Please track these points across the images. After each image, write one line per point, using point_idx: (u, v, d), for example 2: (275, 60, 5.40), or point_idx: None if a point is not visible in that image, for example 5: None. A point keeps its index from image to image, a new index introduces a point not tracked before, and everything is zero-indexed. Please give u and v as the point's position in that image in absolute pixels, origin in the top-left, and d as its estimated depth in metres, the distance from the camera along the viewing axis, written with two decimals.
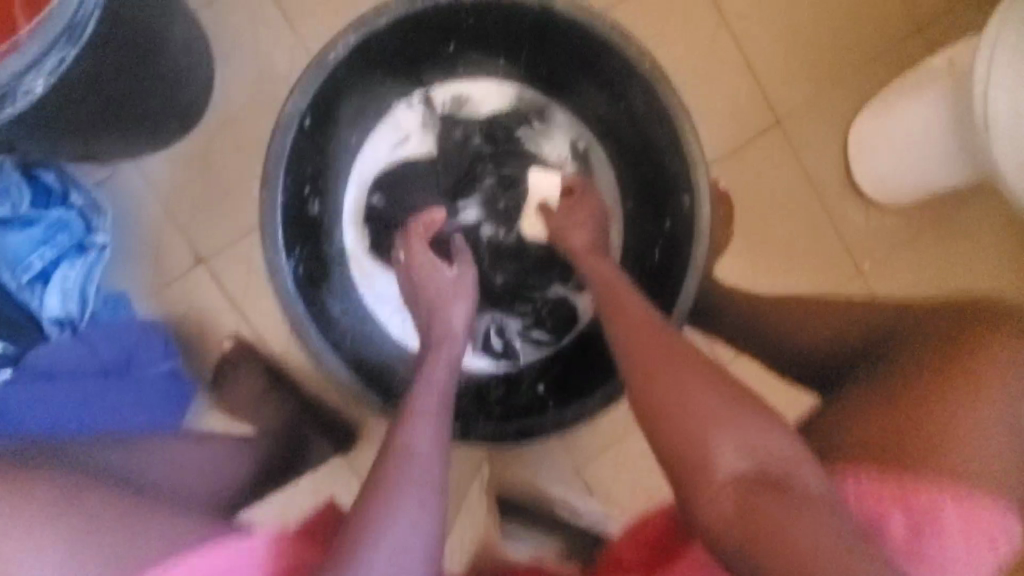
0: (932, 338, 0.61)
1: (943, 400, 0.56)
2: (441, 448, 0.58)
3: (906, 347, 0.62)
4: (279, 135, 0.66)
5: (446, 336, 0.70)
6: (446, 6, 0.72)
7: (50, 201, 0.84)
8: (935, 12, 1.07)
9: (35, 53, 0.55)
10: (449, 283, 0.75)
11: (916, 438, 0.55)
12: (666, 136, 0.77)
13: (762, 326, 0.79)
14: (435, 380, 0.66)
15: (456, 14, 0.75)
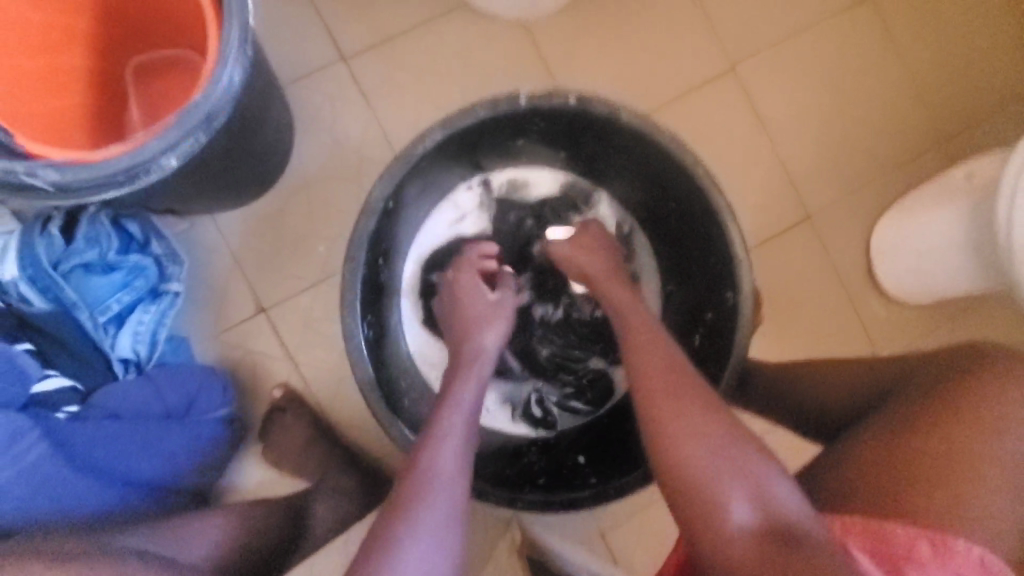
0: (928, 391, 0.62)
1: (948, 466, 0.56)
2: (468, 449, 0.66)
3: (900, 398, 0.64)
4: (365, 217, 0.73)
5: (477, 358, 0.77)
6: (522, 111, 0.79)
7: (131, 247, 0.89)
8: (953, 128, 1.16)
9: (175, 138, 0.58)
10: (486, 304, 0.83)
11: (901, 487, 0.57)
12: (714, 235, 0.82)
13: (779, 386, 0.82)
14: (468, 382, 0.73)
15: (528, 117, 0.82)
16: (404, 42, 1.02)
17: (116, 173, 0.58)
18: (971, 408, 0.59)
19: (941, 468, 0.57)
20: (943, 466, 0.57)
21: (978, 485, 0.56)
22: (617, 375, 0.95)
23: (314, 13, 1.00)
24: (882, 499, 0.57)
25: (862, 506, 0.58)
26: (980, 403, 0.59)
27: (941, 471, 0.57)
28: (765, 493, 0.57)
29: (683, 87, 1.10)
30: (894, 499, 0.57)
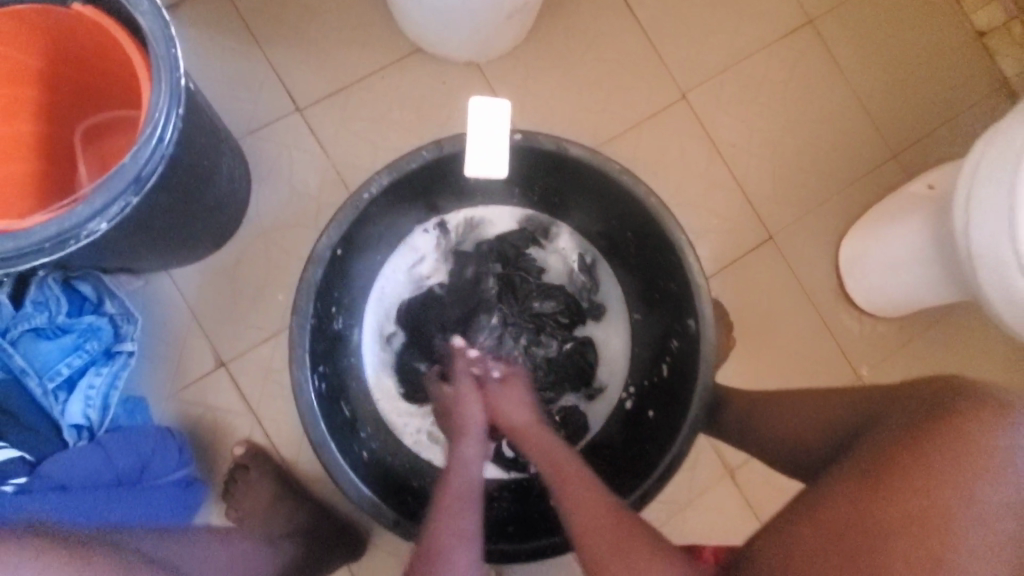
0: (911, 421, 0.61)
1: (931, 479, 0.56)
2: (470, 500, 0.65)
3: (884, 434, 0.62)
4: (312, 267, 0.71)
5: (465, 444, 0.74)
6: (453, 156, 0.78)
7: (83, 309, 0.87)
8: (907, 141, 1.18)
9: (101, 201, 0.57)
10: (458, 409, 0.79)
11: (891, 512, 0.56)
12: (675, 266, 0.82)
13: (753, 419, 0.82)
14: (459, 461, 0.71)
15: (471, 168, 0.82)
16: (359, 89, 1.03)
17: (43, 241, 0.56)
18: (963, 434, 0.57)
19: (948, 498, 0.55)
20: (927, 521, 0.54)
21: (987, 501, 0.55)
22: (590, 410, 0.95)
23: (268, 65, 1.01)
24: (871, 514, 0.56)
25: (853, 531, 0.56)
26: (971, 430, 0.57)
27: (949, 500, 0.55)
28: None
29: (638, 116, 1.11)
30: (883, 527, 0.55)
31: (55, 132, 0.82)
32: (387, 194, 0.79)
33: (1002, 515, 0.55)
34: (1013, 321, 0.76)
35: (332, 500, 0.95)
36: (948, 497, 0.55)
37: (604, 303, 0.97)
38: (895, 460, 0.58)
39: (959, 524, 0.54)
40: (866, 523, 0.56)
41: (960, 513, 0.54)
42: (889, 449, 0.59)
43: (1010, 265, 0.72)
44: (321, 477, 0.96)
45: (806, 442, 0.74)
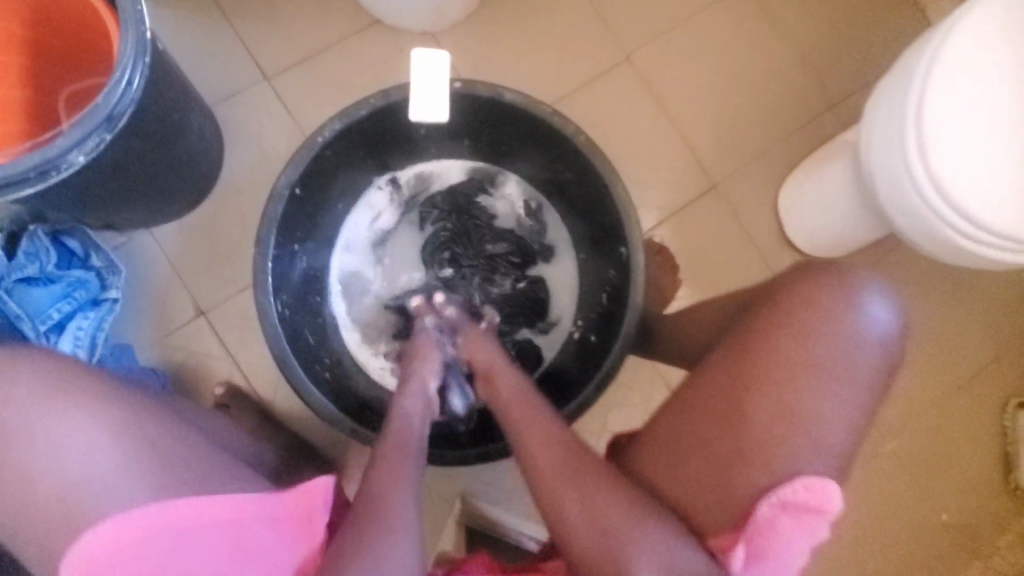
0: (763, 302, 0.76)
1: (778, 344, 0.71)
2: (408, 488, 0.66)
3: (744, 317, 0.77)
4: (272, 204, 0.79)
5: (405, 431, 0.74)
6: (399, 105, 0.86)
7: (71, 263, 0.95)
8: (842, 93, 1.26)
9: (77, 136, 0.65)
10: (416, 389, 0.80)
11: (748, 377, 0.71)
12: (608, 199, 0.90)
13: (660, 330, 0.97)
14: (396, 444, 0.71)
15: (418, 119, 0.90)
16: (322, 58, 1.11)
17: (28, 170, 0.64)
18: (802, 304, 0.72)
19: (790, 353, 0.71)
20: (782, 378, 0.70)
21: (820, 351, 0.71)
22: (543, 342, 1.03)
23: (236, 38, 1.09)
24: (735, 385, 0.71)
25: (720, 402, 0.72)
26: (806, 300, 0.72)
27: (791, 354, 0.71)
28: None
29: (585, 78, 1.20)
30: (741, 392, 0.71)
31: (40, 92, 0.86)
32: (340, 144, 0.88)
33: (834, 358, 0.70)
34: (912, 234, 0.86)
35: (307, 434, 1.03)
36: (789, 352, 0.71)
37: (554, 244, 1.06)
38: (751, 336, 0.73)
39: (803, 370, 0.70)
40: (736, 387, 0.71)
41: (801, 363, 0.70)
42: (747, 329, 0.74)
43: (903, 181, 0.81)
44: (296, 413, 1.04)
45: (712, 338, 0.85)
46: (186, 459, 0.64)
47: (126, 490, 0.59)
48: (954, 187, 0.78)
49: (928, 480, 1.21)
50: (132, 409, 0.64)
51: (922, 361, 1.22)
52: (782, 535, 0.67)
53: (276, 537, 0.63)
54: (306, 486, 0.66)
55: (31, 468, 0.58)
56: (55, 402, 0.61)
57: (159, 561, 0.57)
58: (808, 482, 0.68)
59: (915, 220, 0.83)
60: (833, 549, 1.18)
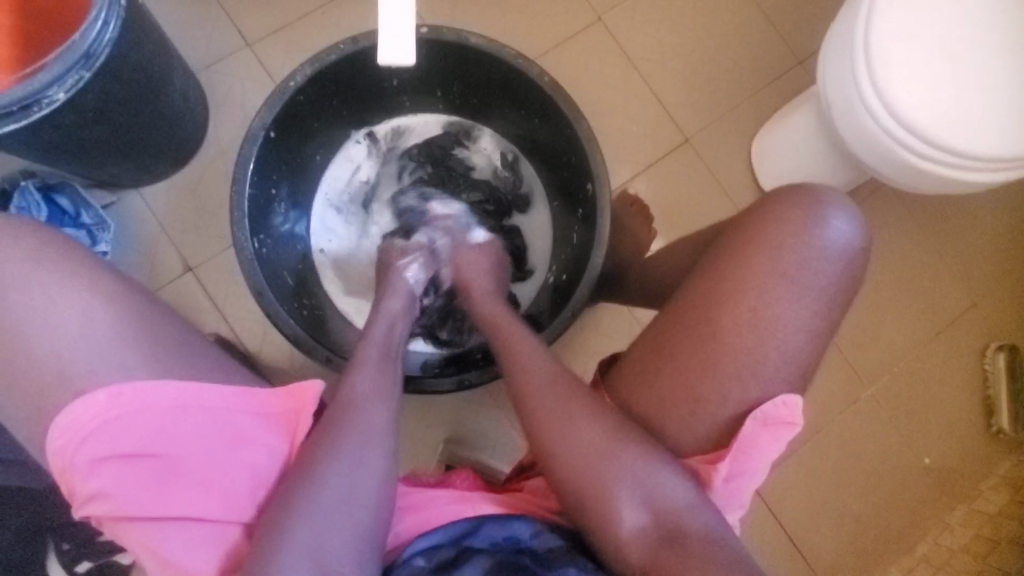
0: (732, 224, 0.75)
1: (742, 262, 0.70)
2: (381, 407, 0.67)
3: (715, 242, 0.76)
4: (247, 144, 0.82)
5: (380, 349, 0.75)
6: (369, 52, 0.89)
7: (63, 220, 0.99)
8: (813, 48, 1.28)
9: (56, 72, 0.70)
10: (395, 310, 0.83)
11: (710, 294, 0.71)
12: (573, 140, 0.93)
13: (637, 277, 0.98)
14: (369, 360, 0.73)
15: (389, 68, 0.94)
16: (302, 24, 1.15)
17: (10, 103, 0.68)
18: (767, 221, 0.71)
19: (754, 271, 0.69)
20: (745, 292, 0.69)
21: (786, 267, 0.69)
22: (518, 290, 1.07)
23: (218, 6, 1.14)
24: (700, 302, 0.71)
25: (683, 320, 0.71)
26: (771, 215, 0.71)
27: (755, 272, 0.69)
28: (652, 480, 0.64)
29: (558, 39, 1.24)
30: (701, 310, 0.70)
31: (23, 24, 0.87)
32: (316, 92, 0.91)
33: (799, 275, 0.69)
34: (874, 160, 0.88)
35: (292, 383, 1.06)
36: (753, 269, 0.69)
37: (529, 194, 1.09)
38: (715, 257, 0.73)
39: (767, 284, 0.69)
40: (698, 304, 0.71)
41: (765, 277, 0.69)
42: (713, 252, 0.74)
43: (856, 106, 0.84)
44: (281, 364, 1.06)
45: (680, 270, 0.85)
46: (181, 342, 0.64)
47: (122, 362, 0.60)
48: (908, 106, 0.80)
49: (911, 425, 1.21)
50: (127, 292, 0.64)
51: (901, 306, 1.23)
52: (757, 448, 0.68)
53: (262, 429, 0.64)
54: (299, 386, 0.66)
55: (31, 330, 0.59)
56: (54, 276, 0.61)
57: (148, 435, 0.59)
58: (789, 400, 0.68)
59: (872, 144, 0.85)
60: (820, 494, 1.19)
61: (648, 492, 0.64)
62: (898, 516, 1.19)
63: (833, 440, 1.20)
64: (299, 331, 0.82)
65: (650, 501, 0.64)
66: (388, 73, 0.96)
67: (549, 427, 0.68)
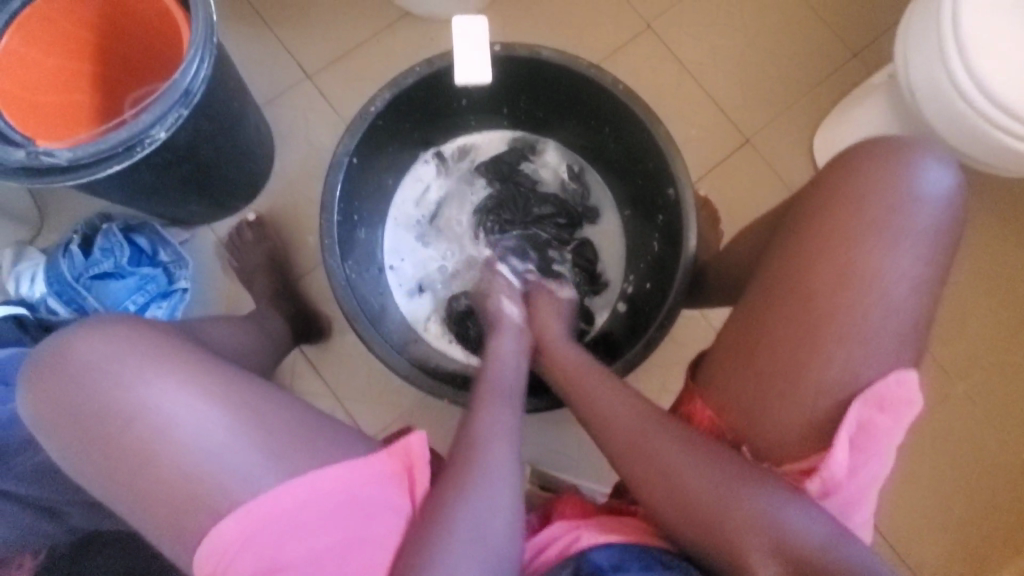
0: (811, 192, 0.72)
1: (836, 231, 0.67)
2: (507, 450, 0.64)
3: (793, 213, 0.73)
4: (333, 172, 0.82)
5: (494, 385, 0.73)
6: (441, 74, 0.89)
7: (142, 259, 0.99)
8: (868, 39, 1.26)
9: (159, 111, 0.71)
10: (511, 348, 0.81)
11: (804, 271, 0.68)
12: (650, 145, 0.91)
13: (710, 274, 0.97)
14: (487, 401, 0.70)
15: (459, 87, 0.94)
16: (358, 52, 1.16)
17: (116, 145, 0.70)
18: (856, 184, 0.68)
19: (850, 237, 0.67)
20: None
21: (884, 227, 0.66)
22: (594, 301, 1.04)
23: (278, 40, 1.15)
24: (796, 282, 0.68)
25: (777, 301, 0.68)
26: (861, 178, 0.69)
27: (849, 238, 0.67)
28: (770, 512, 0.60)
29: (610, 49, 1.24)
30: (797, 287, 0.68)
31: (102, 70, 0.89)
32: (392, 117, 0.91)
33: (894, 230, 0.66)
34: (966, 146, 0.86)
35: (371, 409, 1.04)
36: (851, 237, 0.67)
37: (598, 204, 1.07)
38: (802, 228, 0.70)
39: (865, 247, 0.66)
40: (805, 293, 0.67)
41: (865, 241, 0.66)
42: (800, 222, 0.70)
43: (948, 91, 0.82)
44: (358, 391, 1.05)
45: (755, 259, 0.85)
46: (278, 424, 0.59)
47: (234, 464, 0.55)
48: (1006, 91, 0.78)
49: (1006, 419, 1.16)
50: (227, 380, 0.60)
51: (988, 296, 1.18)
52: (879, 431, 0.65)
53: (380, 494, 0.59)
54: (401, 444, 0.61)
55: (139, 445, 0.56)
56: (152, 381, 0.57)
57: (275, 546, 0.54)
58: (905, 376, 0.65)
59: (965, 129, 0.83)
60: (915, 496, 1.13)
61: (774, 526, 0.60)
62: (1006, 517, 1.13)
63: (924, 439, 1.15)
64: (399, 359, 0.82)
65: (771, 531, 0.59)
66: (457, 94, 0.96)
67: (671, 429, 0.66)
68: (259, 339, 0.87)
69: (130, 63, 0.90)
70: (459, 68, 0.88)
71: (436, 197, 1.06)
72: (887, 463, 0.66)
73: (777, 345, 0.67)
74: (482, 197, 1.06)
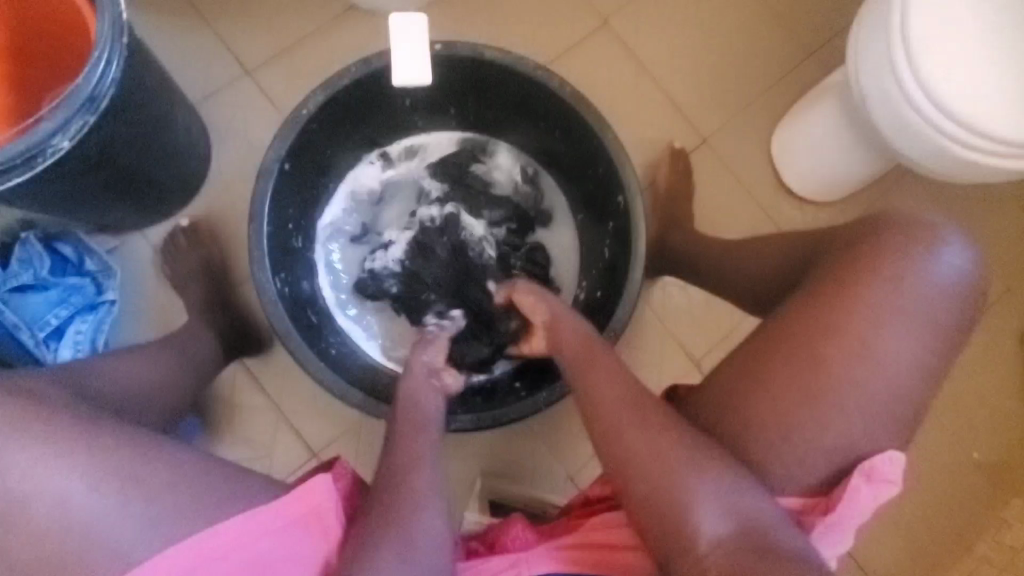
0: (846, 242, 0.73)
1: (858, 279, 0.69)
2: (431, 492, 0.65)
3: (829, 254, 0.74)
4: (261, 178, 0.78)
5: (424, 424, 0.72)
6: (379, 74, 0.85)
7: (66, 270, 0.94)
8: (825, 37, 1.25)
9: (61, 118, 0.66)
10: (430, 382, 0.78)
11: (814, 307, 0.69)
12: (599, 149, 0.88)
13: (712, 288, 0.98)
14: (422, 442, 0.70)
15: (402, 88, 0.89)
16: (299, 47, 1.11)
17: (14, 156, 0.65)
18: (884, 241, 0.70)
19: (865, 287, 0.68)
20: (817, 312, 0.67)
21: (888, 284, 0.68)
22: None
23: (213, 34, 1.09)
24: (801, 315, 0.69)
25: (776, 330, 0.70)
26: (889, 237, 0.71)
27: (864, 287, 0.68)
28: (742, 511, 0.60)
29: (565, 46, 1.20)
30: (801, 321, 0.69)
31: (10, 66, 0.82)
32: (331, 118, 0.87)
33: (902, 293, 0.68)
34: (913, 153, 0.85)
35: (316, 421, 1.00)
36: (865, 288, 0.68)
37: (552, 208, 1.04)
38: (830, 268, 0.71)
39: (869, 293, 0.68)
40: (808, 322, 0.68)
41: (872, 291, 0.68)
42: (829, 265, 0.72)
43: (894, 94, 0.80)
44: (303, 403, 1.01)
45: (772, 282, 0.86)
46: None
47: (125, 529, 0.54)
48: (951, 95, 0.77)
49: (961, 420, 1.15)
50: (130, 446, 0.58)
51: None
52: (860, 497, 0.63)
53: (290, 540, 0.61)
54: (300, 487, 0.63)
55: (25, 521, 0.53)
56: (36, 456, 0.54)
57: None
58: (895, 455, 0.65)
59: (911, 134, 0.82)
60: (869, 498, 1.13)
61: (730, 524, 0.60)
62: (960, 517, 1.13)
63: None
64: (331, 376, 0.78)
65: (730, 531, 0.60)
66: (400, 95, 0.92)
67: (623, 436, 0.65)
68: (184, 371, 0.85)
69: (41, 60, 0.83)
70: (397, 68, 0.83)
71: (380, 201, 1.01)
72: (846, 539, 0.65)
73: (769, 372, 0.68)
74: (427, 203, 1.02)
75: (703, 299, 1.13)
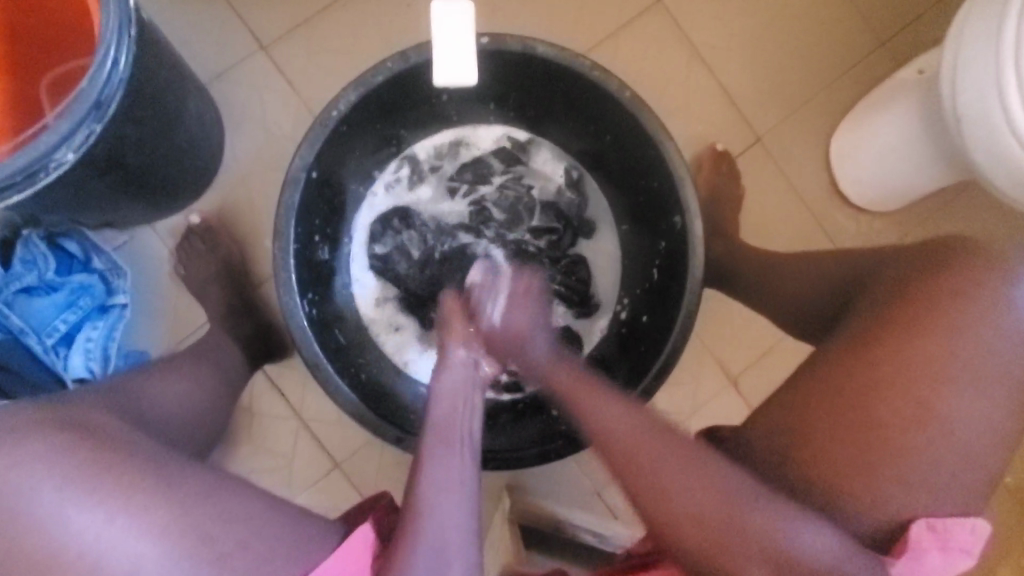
0: (912, 275, 0.64)
1: (925, 323, 0.61)
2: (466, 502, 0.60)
3: (885, 289, 0.65)
4: (288, 190, 0.70)
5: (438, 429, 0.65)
6: (414, 69, 0.75)
7: (72, 267, 0.88)
8: (899, 26, 1.13)
9: (66, 128, 0.58)
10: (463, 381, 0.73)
11: (872, 354, 0.61)
12: (656, 161, 0.80)
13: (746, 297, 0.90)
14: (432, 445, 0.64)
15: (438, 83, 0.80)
16: (319, 19, 0.99)
17: (12, 174, 0.57)
18: (953, 277, 0.61)
19: (935, 334, 0.60)
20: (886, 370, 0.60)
21: (971, 337, 0.59)
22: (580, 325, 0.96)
23: (224, 2, 0.98)
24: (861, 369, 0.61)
25: (838, 388, 0.62)
26: (963, 276, 0.61)
27: (934, 333, 0.60)
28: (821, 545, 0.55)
29: (612, 27, 1.08)
30: (856, 371, 0.61)
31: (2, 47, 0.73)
32: (359, 117, 0.78)
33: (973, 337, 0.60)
34: (1006, 183, 0.77)
35: (338, 430, 0.96)
36: (931, 334, 0.60)
37: (595, 217, 0.96)
38: (891, 305, 0.63)
39: (939, 338, 0.60)
40: (870, 375, 0.61)
41: (942, 340, 0.60)
42: (889, 301, 0.64)
43: (998, 119, 0.72)
44: (325, 412, 0.96)
45: (811, 299, 0.78)
46: (246, 542, 0.51)
47: None
48: None
49: None
50: None
51: None
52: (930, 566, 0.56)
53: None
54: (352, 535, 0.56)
55: None
56: None
57: None
58: (978, 526, 0.57)
59: (1008, 164, 0.74)
60: None
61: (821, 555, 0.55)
62: None
63: None
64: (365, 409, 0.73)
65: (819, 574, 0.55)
66: (436, 90, 0.83)
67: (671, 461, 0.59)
68: (215, 390, 0.79)
69: (37, 40, 0.73)
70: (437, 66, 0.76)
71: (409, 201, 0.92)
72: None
73: (819, 430, 0.61)
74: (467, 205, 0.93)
75: (746, 313, 1.07)
